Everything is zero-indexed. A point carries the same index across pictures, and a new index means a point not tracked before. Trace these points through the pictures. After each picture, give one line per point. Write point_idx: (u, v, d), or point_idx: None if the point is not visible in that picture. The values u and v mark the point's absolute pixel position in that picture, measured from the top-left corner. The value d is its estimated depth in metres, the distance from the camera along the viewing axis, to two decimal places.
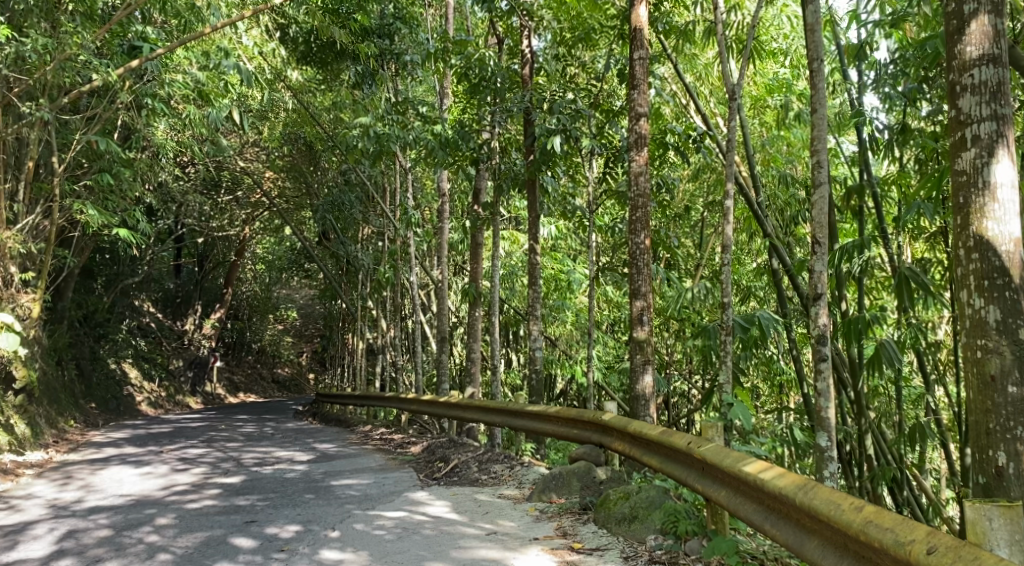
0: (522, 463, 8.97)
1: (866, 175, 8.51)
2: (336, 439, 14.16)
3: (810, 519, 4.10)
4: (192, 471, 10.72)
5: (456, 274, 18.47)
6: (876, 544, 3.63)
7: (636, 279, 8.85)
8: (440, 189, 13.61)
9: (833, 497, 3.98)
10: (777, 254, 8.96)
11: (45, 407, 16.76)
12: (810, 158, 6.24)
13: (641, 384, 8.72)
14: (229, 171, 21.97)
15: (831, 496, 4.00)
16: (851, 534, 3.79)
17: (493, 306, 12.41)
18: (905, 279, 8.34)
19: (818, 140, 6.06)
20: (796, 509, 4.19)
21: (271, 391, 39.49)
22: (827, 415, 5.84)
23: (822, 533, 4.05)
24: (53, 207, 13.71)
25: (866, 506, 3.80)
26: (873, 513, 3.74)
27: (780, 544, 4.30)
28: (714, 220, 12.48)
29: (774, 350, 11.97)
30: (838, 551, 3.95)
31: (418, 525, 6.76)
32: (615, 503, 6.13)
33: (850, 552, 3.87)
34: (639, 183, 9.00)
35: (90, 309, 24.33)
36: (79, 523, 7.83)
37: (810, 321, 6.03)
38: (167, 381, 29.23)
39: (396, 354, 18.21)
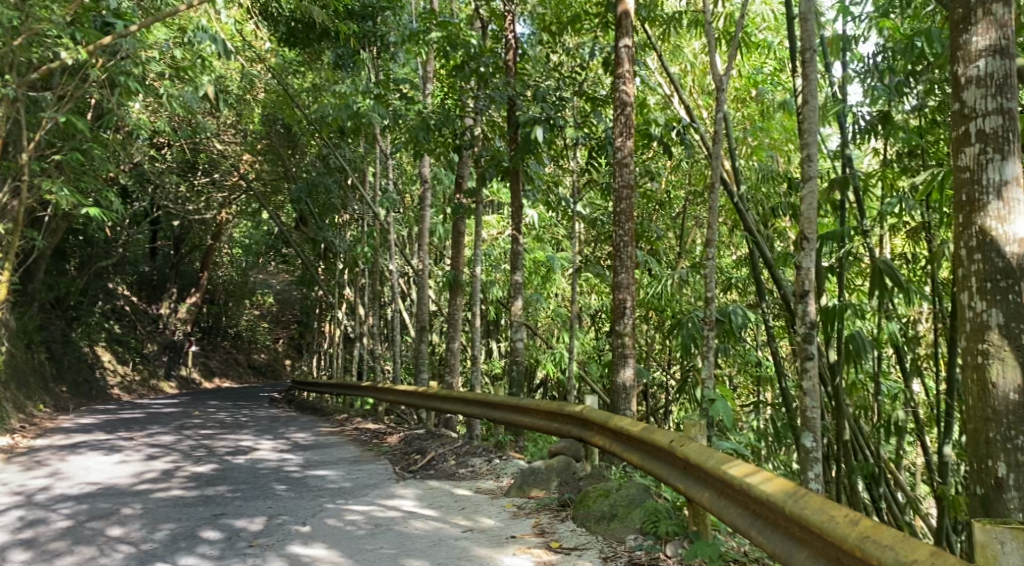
0: (500, 456, 8.84)
1: (850, 170, 8.38)
2: (311, 427, 13.94)
3: (800, 529, 3.97)
4: (163, 459, 10.47)
5: (436, 262, 18.27)
6: (874, 562, 3.49)
7: (618, 271, 8.70)
8: (421, 176, 13.38)
9: (826, 508, 3.85)
10: (759, 249, 8.84)
11: (13, 391, 16.42)
12: (798, 150, 6.12)
13: (622, 377, 8.59)
14: (206, 154, 21.58)
15: (824, 507, 3.86)
16: (845, 549, 3.66)
17: (474, 295, 12.22)
18: (882, 273, 8.24)
19: (809, 132, 5.94)
20: (785, 518, 4.06)
21: (248, 377, 39.08)
22: (814, 416, 5.75)
23: (812, 544, 3.92)
24: (22, 186, 13.35)
25: (862, 519, 3.68)
26: (869, 528, 3.61)
27: (768, 552, 4.17)
28: (698, 213, 12.36)
29: (755, 344, 11.88)
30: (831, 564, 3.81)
31: (392, 521, 6.59)
32: (595, 500, 6.00)
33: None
34: (622, 174, 8.85)
35: (61, 291, 23.89)
36: (42, 513, 7.60)
37: (798, 318, 5.91)
38: (140, 365, 28.82)
39: (374, 341, 18.00)
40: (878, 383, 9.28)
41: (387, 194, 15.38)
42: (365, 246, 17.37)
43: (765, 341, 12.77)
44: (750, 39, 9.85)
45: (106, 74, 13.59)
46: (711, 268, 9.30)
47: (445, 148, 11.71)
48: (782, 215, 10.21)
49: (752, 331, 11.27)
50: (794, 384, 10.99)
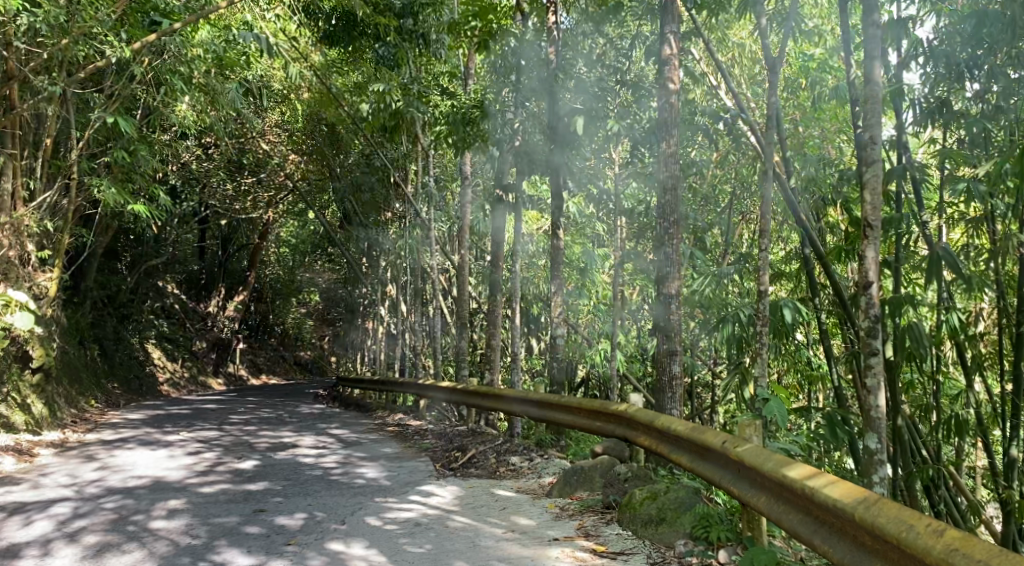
0: (542, 455, 8.62)
1: (907, 158, 7.97)
2: (353, 425, 13.85)
3: (873, 539, 3.68)
4: (207, 454, 10.44)
5: (478, 258, 18.09)
6: None
7: (664, 266, 8.41)
8: (463, 172, 13.20)
9: (903, 516, 3.56)
10: (810, 241, 8.49)
11: (65, 387, 16.62)
12: (859, 131, 5.81)
13: (669, 375, 8.31)
14: (252, 153, 21.68)
15: (900, 516, 3.57)
16: (928, 562, 3.37)
17: (515, 292, 12.01)
18: (940, 261, 7.83)
19: (873, 113, 5.60)
20: (854, 526, 3.78)
21: (293, 375, 39.32)
22: (877, 416, 5.43)
23: (886, 555, 3.64)
24: (71, 185, 13.41)
25: (947, 530, 3.39)
26: (957, 540, 3.33)
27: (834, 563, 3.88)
28: (746, 207, 12.00)
29: (806, 341, 11.49)
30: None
31: (432, 521, 6.40)
32: (641, 503, 5.74)
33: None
34: (668, 164, 8.55)
35: (112, 290, 24.24)
36: (86, 505, 7.56)
37: (861, 311, 5.59)
38: (189, 362, 29.11)
39: (416, 338, 17.90)
40: (937, 381, 8.86)
41: (427, 189, 15.22)
42: (407, 243, 17.27)
43: (817, 338, 12.35)
44: (802, 25, 9.48)
45: (151, 73, 13.49)
46: (761, 261, 8.96)
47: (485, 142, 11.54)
48: (834, 206, 9.83)
49: (802, 328, 10.89)
50: (847, 383, 10.59)
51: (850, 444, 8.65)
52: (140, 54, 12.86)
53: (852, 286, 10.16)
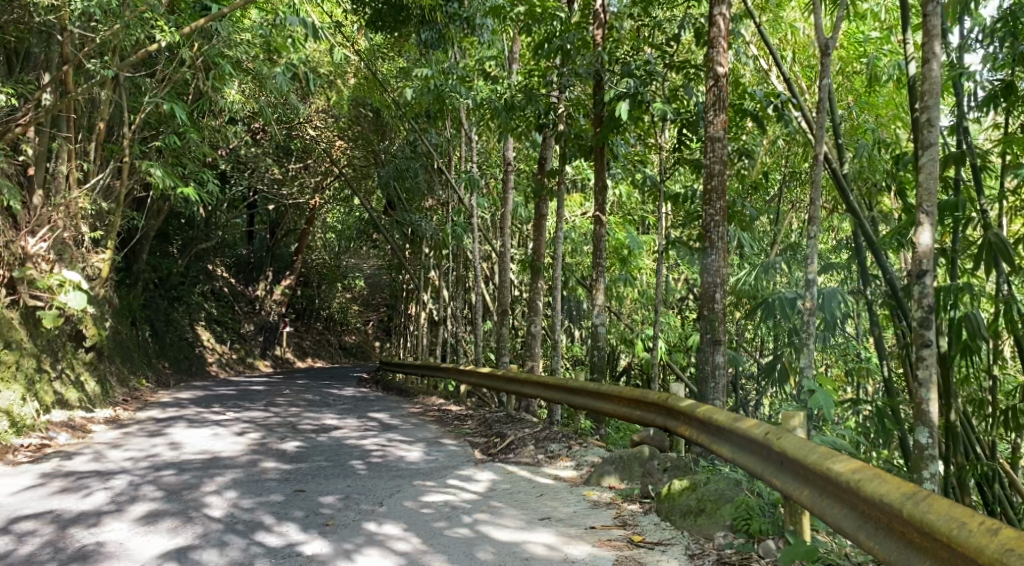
0: (581, 443, 8.54)
1: (964, 144, 7.68)
2: (394, 409, 13.91)
3: (922, 536, 3.52)
4: (252, 434, 10.55)
5: (520, 244, 17.99)
6: None
7: (709, 254, 8.24)
8: (506, 158, 13.09)
9: (955, 512, 3.40)
10: (860, 229, 8.26)
11: (117, 366, 16.96)
12: (916, 114, 5.59)
13: (712, 364, 8.16)
14: (299, 139, 21.83)
15: (952, 512, 3.41)
16: (981, 561, 3.21)
17: (556, 278, 11.91)
18: (998, 249, 7.52)
19: (930, 95, 5.41)
20: (902, 522, 3.63)
21: (339, 359, 39.68)
22: (928, 409, 5.24)
23: (936, 553, 3.48)
24: (123, 168, 13.58)
25: (1002, 528, 3.22)
26: (1013, 539, 3.16)
27: (880, 560, 3.73)
28: (796, 195, 11.72)
29: (855, 333, 11.22)
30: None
31: (470, 506, 6.36)
32: (681, 493, 5.65)
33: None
34: (714, 149, 8.36)
35: (163, 272, 24.68)
36: (134, 480, 7.67)
37: (914, 301, 5.40)
38: (238, 344, 29.53)
39: (458, 324, 17.90)
40: (992, 375, 8.59)
41: (469, 174, 15.15)
42: (450, 228, 17.24)
43: (866, 330, 12.03)
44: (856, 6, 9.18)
45: (201, 57, 13.37)
46: (809, 247, 8.72)
47: (528, 127, 11.42)
48: (885, 192, 9.55)
49: (852, 319, 10.62)
50: (897, 377, 10.29)
51: (899, 438, 8.42)
52: (189, 38, 12.92)
53: (903, 276, 9.87)
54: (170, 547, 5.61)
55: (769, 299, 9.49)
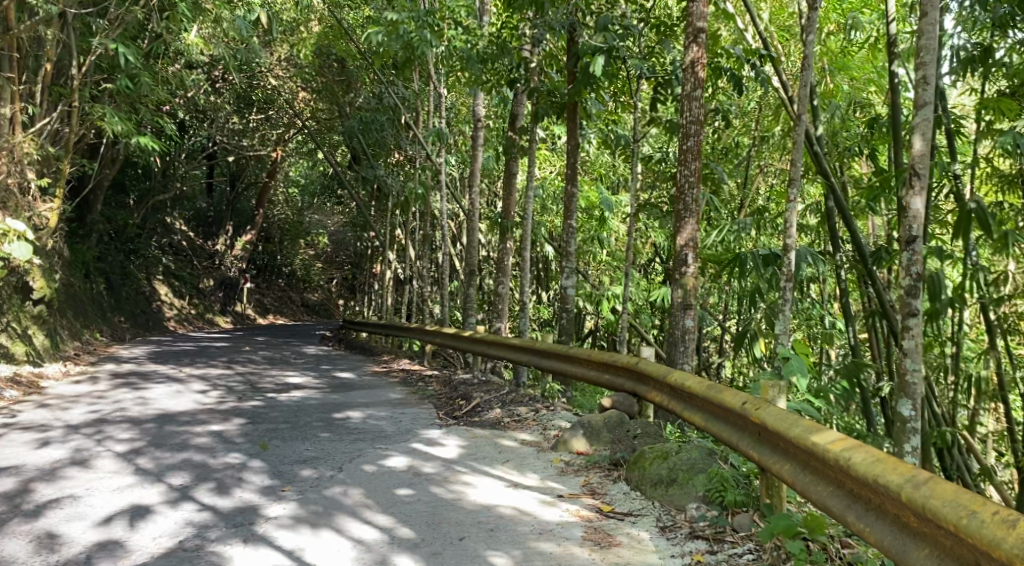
0: (548, 407, 8.36)
1: (943, 108, 7.48)
2: (357, 368, 13.65)
3: (922, 521, 3.24)
4: (209, 392, 10.25)
5: (488, 203, 17.68)
6: None
7: (682, 216, 8.03)
8: (476, 113, 12.74)
9: (954, 493, 3.14)
10: (833, 195, 8.09)
11: (69, 319, 16.46)
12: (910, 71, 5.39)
13: (682, 328, 8.00)
14: (261, 88, 21.22)
15: (956, 498, 3.10)
16: (983, 549, 2.95)
17: (525, 238, 11.65)
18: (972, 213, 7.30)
19: (927, 50, 5.20)
20: (900, 505, 3.35)
21: (301, 316, 39.14)
22: (913, 380, 5.08)
23: (933, 540, 3.22)
24: (73, 113, 12.97)
25: (1008, 511, 2.96)
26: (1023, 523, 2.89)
27: (874, 546, 3.48)
28: (769, 158, 11.56)
29: (821, 298, 11.15)
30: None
31: (434, 472, 6.14)
32: (652, 462, 5.49)
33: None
34: (691, 108, 8.09)
35: (119, 225, 24.01)
36: (84, 436, 7.35)
37: (901, 268, 5.24)
38: (197, 299, 28.93)
39: (424, 284, 17.61)
40: (957, 342, 8.52)
41: (437, 128, 14.76)
42: (415, 185, 16.88)
43: (832, 295, 11.98)
44: None
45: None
46: (788, 215, 8.34)
47: (497, 81, 11.13)
48: (859, 156, 9.40)
49: (820, 284, 10.53)
50: (863, 344, 10.24)
51: (865, 406, 8.37)
52: None
53: (874, 242, 9.78)
54: (118, 508, 5.30)
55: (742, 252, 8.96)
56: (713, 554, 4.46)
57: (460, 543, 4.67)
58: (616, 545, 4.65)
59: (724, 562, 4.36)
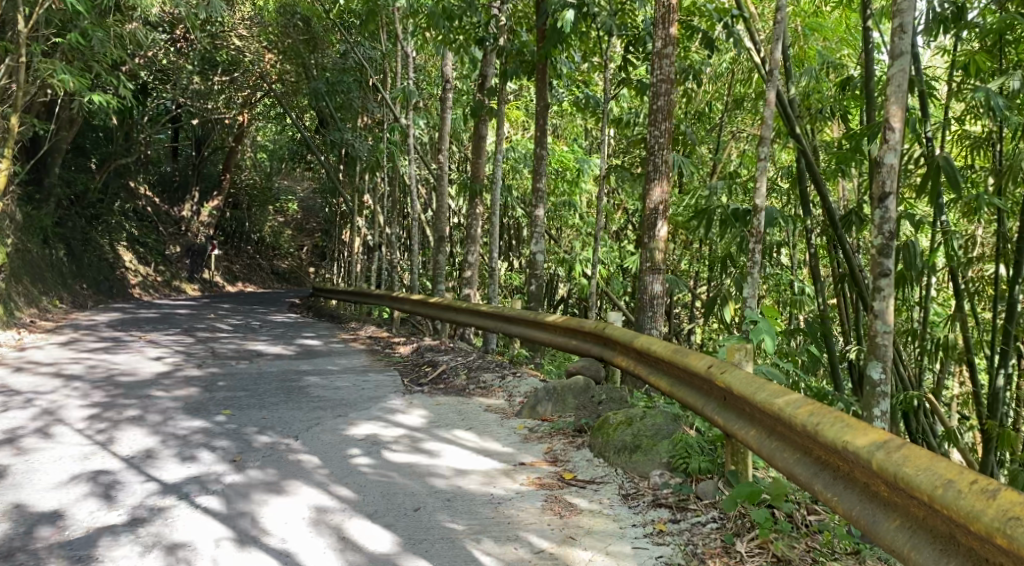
0: (514, 373, 8.22)
1: (917, 70, 7.34)
2: (323, 335, 13.43)
3: (894, 491, 3.12)
4: (168, 359, 9.97)
5: (458, 167, 17.40)
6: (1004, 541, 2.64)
7: (652, 178, 7.85)
8: (444, 74, 12.43)
9: (931, 461, 3.00)
10: (805, 157, 7.94)
11: (26, 286, 16.01)
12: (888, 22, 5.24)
13: (650, 293, 7.86)
14: (224, 49, 20.65)
15: (931, 467, 2.97)
16: (959, 521, 2.82)
17: (494, 202, 11.44)
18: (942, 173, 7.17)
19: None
20: (870, 474, 3.23)
21: (272, 284, 38.65)
22: (882, 343, 4.99)
23: (905, 510, 3.10)
24: (23, 70, 12.49)
25: (986, 480, 2.83)
26: (1003, 494, 2.76)
27: (842, 517, 3.36)
28: (742, 122, 11.40)
29: (791, 263, 11.08)
30: (938, 543, 2.95)
31: (393, 439, 5.96)
32: (615, 429, 5.36)
33: (961, 549, 2.87)
34: (662, 66, 7.88)
35: (79, 189, 23.37)
36: (31, 403, 7.08)
37: (873, 227, 5.11)
38: (163, 266, 28.40)
39: (393, 250, 17.35)
40: (925, 306, 8.48)
41: (404, 88, 14.41)
42: (383, 148, 16.55)
43: (804, 260, 11.91)
44: None
45: None
46: (757, 175, 8.17)
47: (465, 40, 10.84)
48: (831, 118, 9.27)
49: (791, 249, 10.44)
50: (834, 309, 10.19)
51: (832, 369, 8.32)
52: None
53: (845, 206, 9.70)
54: (63, 475, 5.07)
55: (712, 205, 8.81)
56: (676, 523, 4.34)
57: (415, 513, 4.50)
58: (576, 514, 4.51)
59: (687, 531, 4.25)
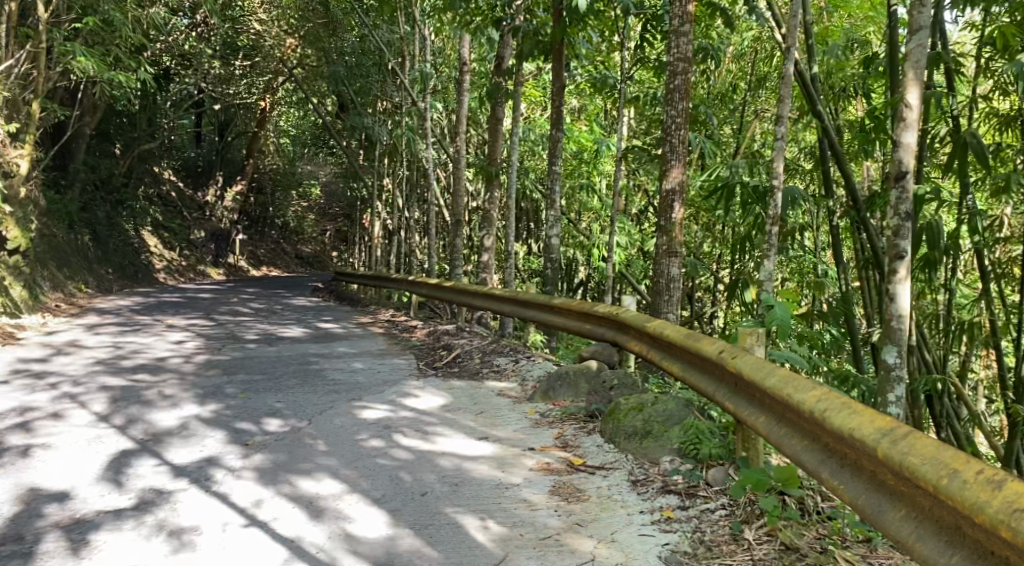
0: (529, 357, 8.17)
1: (942, 47, 7.16)
2: (343, 319, 13.45)
3: (899, 480, 3.04)
4: (187, 343, 10.03)
5: (477, 150, 17.34)
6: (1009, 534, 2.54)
7: (668, 159, 7.73)
8: (462, 56, 12.34)
9: (938, 450, 2.91)
10: (827, 137, 7.79)
11: (51, 270, 16.16)
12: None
13: (667, 276, 7.77)
14: (245, 33, 20.67)
15: (938, 456, 2.88)
16: (964, 512, 2.72)
17: (511, 185, 11.35)
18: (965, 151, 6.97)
19: None
20: (876, 463, 3.15)
21: (296, 268, 38.88)
22: (899, 327, 4.88)
23: (911, 499, 3.01)
24: (43, 55, 12.54)
25: (995, 470, 2.73)
26: (1011, 484, 2.65)
27: (848, 505, 3.29)
28: (765, 102, 11.24)
29: (813, 245, 10.91)
30: (944, 535, 2.86)
31: (404, 424, 5.93)
32: (626, 414, 5.31)
33: (966, 540, 2.78)
34: (679, 44, 7.74)
35: (104, 174, 23.53)
36: (50, 386, 7.14)
37: (891, 207, 5.01)
38: (187, 251, 28.62)
39: (413, 233, 17.35)
40: (949, 289, 8.31)
41: (421, 71, 14.33)
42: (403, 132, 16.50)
43: (825, 243, 11.76)
44: None
45: None
46: (777, 155, 8.01)
47: (483, 21, 10.75)
48: (854, 97, 9.09)
49: (812, 231, 10.28)
50: (856, 293, 10.04)
51: (854, 352, 8.19)
52: None
53: (867, 187, 9.53)
54: (73, 457, 5.08)
55: (732, 184, 8.68)
56: (684, 510, 4.28)
57: (421, 499, 4.47)
58: (584, 501, 4.46)
59: (695, 518, 4.19)
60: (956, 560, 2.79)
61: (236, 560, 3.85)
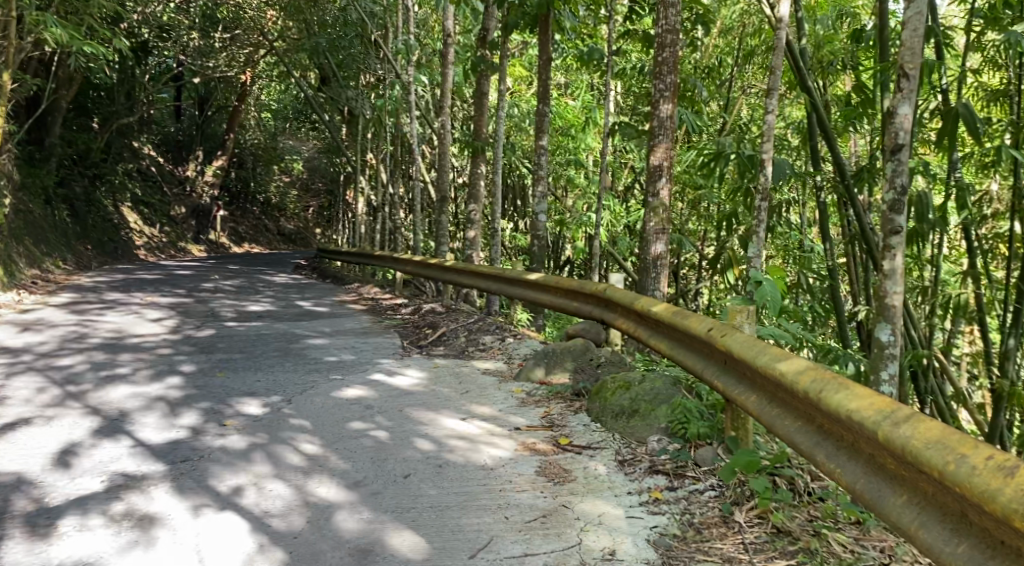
0: (514, 335, 8.07)
1: (934, 18, 7.04)
2: (325, 296, 13.26)
3: (902, 465, 2.95)
4: (165, 321, 9.84)
5: (461, 123, 17.10)
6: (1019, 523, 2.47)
7: (655, 133, 7.60)
8: (446, 27, 12.13)
9: (943, 435, 2.82)
10: (816, 112, 7.65)
11: (27, 246, 15.87)
12: None
13: (653, 253, 7.66)
14: (225, 4, 20.29)
15: (943, 441, 2.80)
16: (972, 499, 2.64)
17: (496, 160, 11.18)
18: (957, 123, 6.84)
19: None
20: (876, 446, 3.07)
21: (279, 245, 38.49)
22: (891, 303, 4.79)
23: (914, 483, 2.93)
24: (15, 24, 12.21)
25: (1004, 455, 2.64)
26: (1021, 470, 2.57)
27: (845, 489, 3.22)
28: (753, 76, 11.08)
29: (801, 221, 10.80)
30: (949, 521, 2.79)
31: (388, 403, 5.83)
32: (613, 393, 5.23)
33: (973, 529, 2.70)
34: (668, 15, 7.55)
35: (81, 148, 23.11)
36: (23, 366, 6.95)
37: (885, 182, 4.91)
38: (168, 227, 28.25)
39: (396, 209, 17.13)
40: (935, 264, 8.24)
41: (405, 43, 14.09)
42: (385, 105, 16.24)
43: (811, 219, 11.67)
44: None
45: None
46: (767, 131, 7.88)
47: None
48: (843, 70, 8.95)
49: (800, 206, 10.17)
50: (842, 269, 9.96)
51: (840, 328, 8.12)
52: None
53: (854, 162, 9.43)
54: (43, 440, 4.94)
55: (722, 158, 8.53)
56: (672, 491, 4.20)
57: (404, 480, 4.38)
58: (570, 481, 4.39)
59: (684, 500, 4.12)
60: (962, 549, 2.72)
61: (212, 545, 3.74)
